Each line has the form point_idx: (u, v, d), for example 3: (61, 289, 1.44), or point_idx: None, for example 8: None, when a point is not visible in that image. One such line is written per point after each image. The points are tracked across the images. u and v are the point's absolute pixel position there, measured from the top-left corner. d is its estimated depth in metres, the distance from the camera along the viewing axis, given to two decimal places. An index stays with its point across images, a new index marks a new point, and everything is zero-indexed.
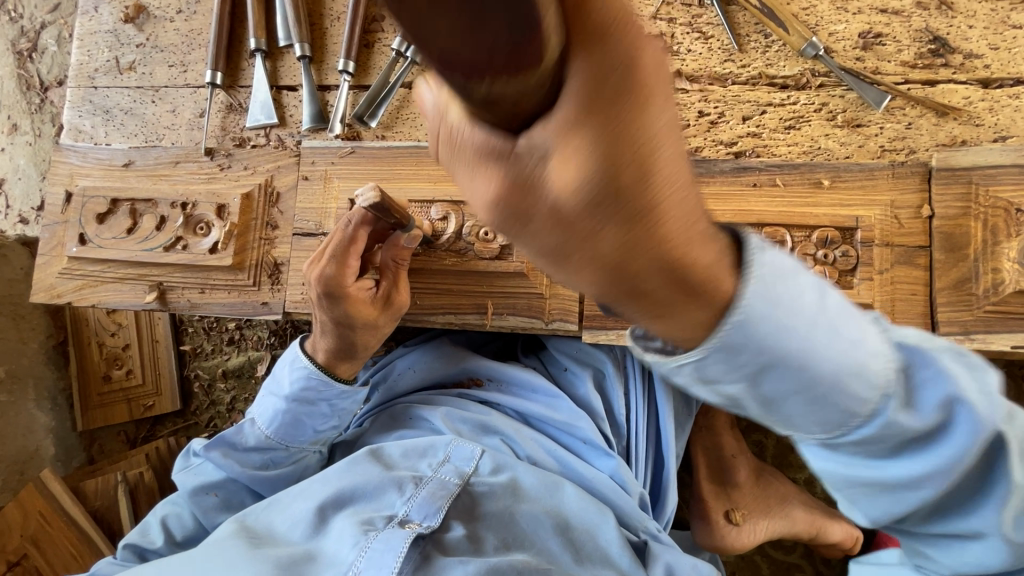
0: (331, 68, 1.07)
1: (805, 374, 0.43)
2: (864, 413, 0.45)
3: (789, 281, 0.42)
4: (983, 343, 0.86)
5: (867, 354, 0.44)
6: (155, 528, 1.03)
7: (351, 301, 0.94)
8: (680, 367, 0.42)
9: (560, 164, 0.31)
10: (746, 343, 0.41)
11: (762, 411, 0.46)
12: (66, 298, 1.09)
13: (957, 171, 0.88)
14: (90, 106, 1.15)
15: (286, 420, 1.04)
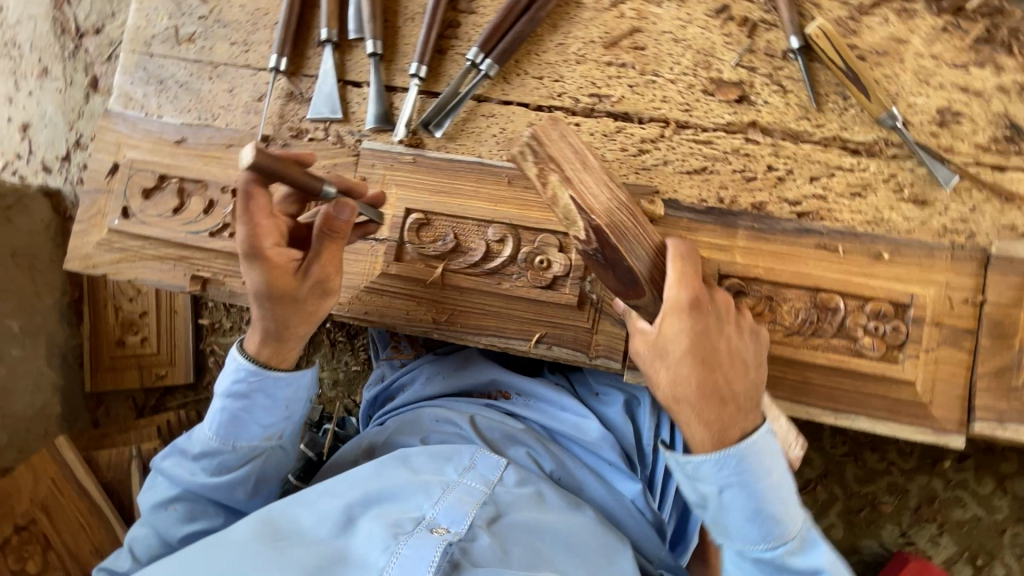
0: (401, 70, 1.06)
1: (755, 501, 0.78)
2: (778, 543, 0.78)
3: (774, 458, 0.79)
4: (1015, 432, 0.88)
5: (795, 515, 0.79)
6: (121, 553, 0.92)
7: (260, 266, 0.84)
8: (686, 462, 0.79)
9: (674, 328, 0.80)
10: (734, 471, 0.78)
11: (715, 513, 0.80)
12: (101, 270, 1.07)
13: (1015, 262, 0.90)
14: (144, 74, 1.12)
15: (232, 420, 0.90)
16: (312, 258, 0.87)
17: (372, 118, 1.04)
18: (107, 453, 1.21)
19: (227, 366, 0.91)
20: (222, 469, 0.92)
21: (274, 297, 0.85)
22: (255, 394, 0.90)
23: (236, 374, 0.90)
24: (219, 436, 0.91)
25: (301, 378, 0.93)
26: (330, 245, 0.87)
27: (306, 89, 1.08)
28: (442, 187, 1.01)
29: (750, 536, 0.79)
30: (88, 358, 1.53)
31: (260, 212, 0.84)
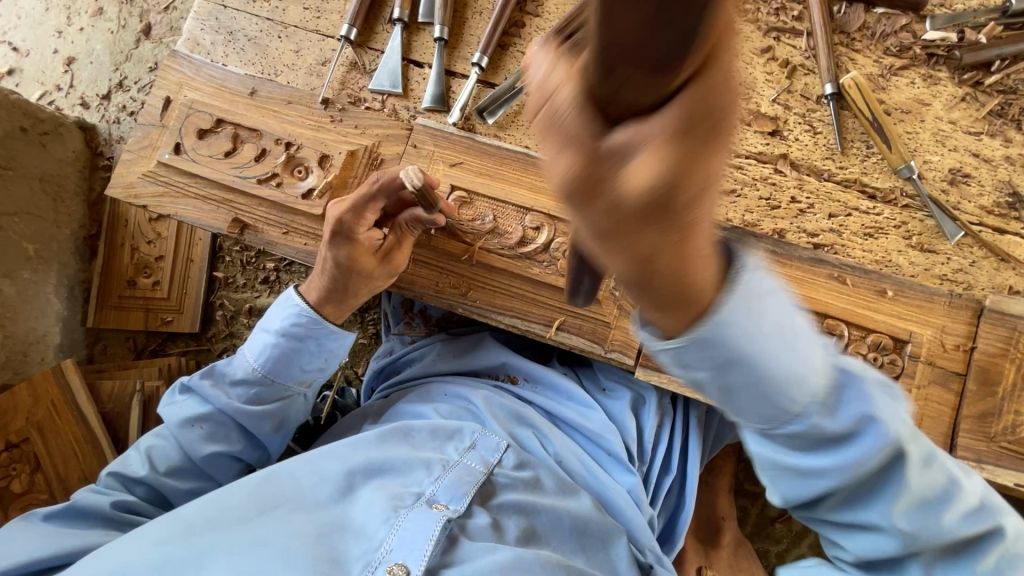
0: (463, 58, 1.12)
1: (758, 371, 0.52)
2: (794, 411, 0.56)
3: (772, 294, 0.51)
4: (991, 473, 0.94)
5: (812, 369, 0.54)
6: (138, 457, 0.99)
7: (356, 245, 0.99)
8: (663, 349, 0.50)
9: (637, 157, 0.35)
10: (719, 339, 0.49)
11: (716, 394, 0.55)
12: (142, 201, 1.10)
13: (1006, 316, 0.97)
14: (215, 23, 1.16)
15: (279, 358, 1.02)
16: (392, 244, 1.03)
17: (429, 98, 1.09)
18: (110, 383, 1.22)
19: (287, 309, 1.03)
20: (255, 399, 1.03)
21: (356, 270, 1.00)
22: (307, 339, 1.03)
23: (296, 318, 1.02)
24: (263, 369, 1.02)
25: (346, 338, 1.06)
26: (408, 236, 1.04)
27: (370, 62, 1.13)
28: (487, 172, 1.06)
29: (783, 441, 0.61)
30: (95, 293, 1.53)
31: (368, 202, 0.99)
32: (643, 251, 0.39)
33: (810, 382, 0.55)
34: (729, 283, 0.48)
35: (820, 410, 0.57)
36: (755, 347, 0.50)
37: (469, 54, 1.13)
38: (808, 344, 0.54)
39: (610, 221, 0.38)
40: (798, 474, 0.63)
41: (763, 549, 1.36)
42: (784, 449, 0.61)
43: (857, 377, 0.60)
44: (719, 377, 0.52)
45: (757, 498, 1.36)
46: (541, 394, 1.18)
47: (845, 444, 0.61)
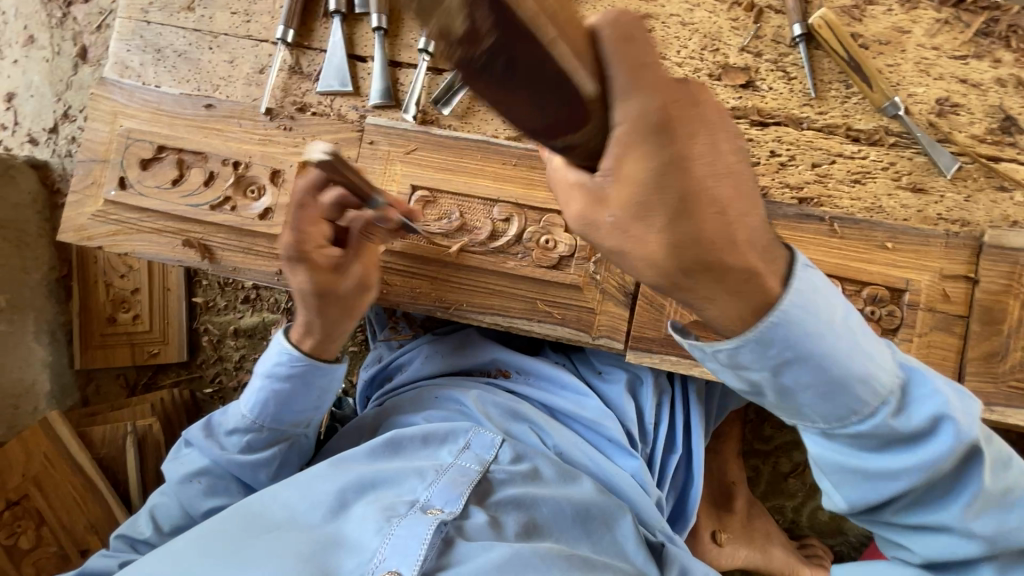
0: (407, 45, 1.05)
1: (823, 369, 0.64)
2: (863, 412, 0.67)
3: (820, 291, 0.64)
4: (1000, 415, 0.91)
5: (877, 367, 0.67)
6: (144, 517, 0.99)
7: (315, 268, 0.94)
8: (717, 350, 0.65)
9: (633, 160, 0.51)
10: (775, 339, 0.62)
11: (777, 399, 0.68)
12: (97, 242, 1.05)
13: (1006, 251, 0.92)
14: (141, 42, 1.09)
15: (269, 402, 0.98)
16: (355, 255, 0.96)
17: (377, 94, 1.03)
18: (101, 427, 1.19)
19: (274, 350, 0.99)
20: (251, 446, 1.01)
21: (324, 293, 0.95)
22: (294, 379, 0.98)
23: (280, 358, 0.98)
24: (253, 415, 0.99)
25: (334, 371, 1.01)
26: (368, 243, 0.97)
27: (310, 63, 1.06)
28: (447, 167, 1.00)
29: (823, 415, 0.68)
30: (77, 334, 1.50)
31: (309, 217, 0.92)
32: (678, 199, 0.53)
33: (884, 381, 0.67)
34: (777, 308, 0.62)
35: (889, 409, 0.67)
36: (813, 351, 0.64)
37: (413, 40, 1.05)
38: (874, 346, 0.67)
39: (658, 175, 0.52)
40: (863, 476, 0.71)
41: (777, 505, 1.36)
42: (845, 447, 0.70)
43: (928, 379, 0.69)
44: (778, 375, 0.65)
45: (767, 457, 1.35)
46: (534, 387, 1.15)
47: (916, 444, 0.69)
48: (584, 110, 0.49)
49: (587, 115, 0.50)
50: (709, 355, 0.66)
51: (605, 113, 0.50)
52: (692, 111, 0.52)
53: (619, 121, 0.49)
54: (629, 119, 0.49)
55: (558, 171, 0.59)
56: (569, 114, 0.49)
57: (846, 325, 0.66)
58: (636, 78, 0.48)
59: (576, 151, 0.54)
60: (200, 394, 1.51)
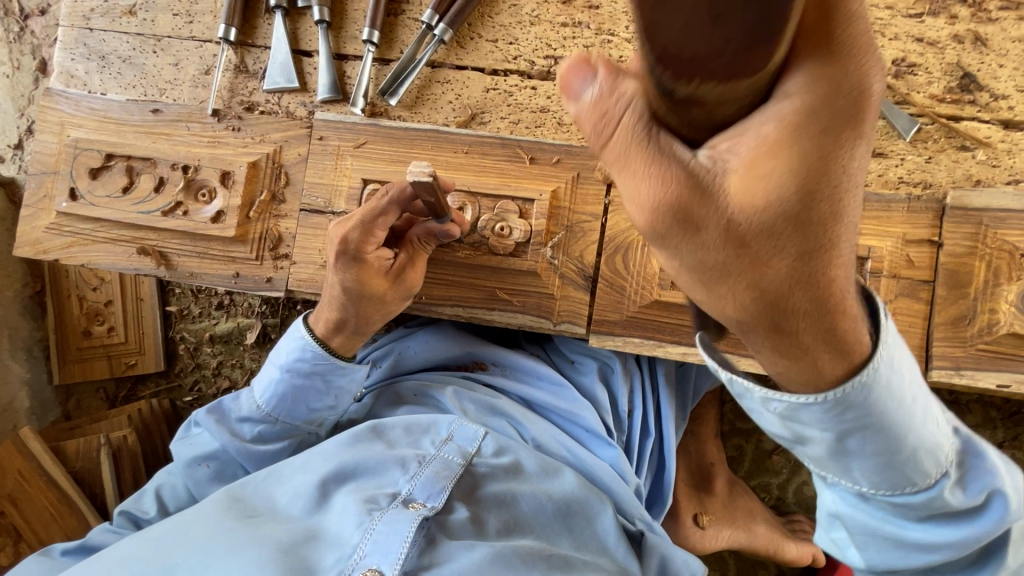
0: (352, 37, 1.03)
1: (896, 438, 0.59)
2: (923, 483, 0.62)
3: (902, 353, 0.58)
4: (971, 379, 0.89)
5: (943, 438, 0.62)
6: (148, 496, 1.02)
7: (366, 268, 0.92)
8: (772, 402, 0.57)
9: (742, 183, 0.46)
10: (861, 402, 0.56)
11: (832, 455, 0.61)
12: (53, 255, 1.04)
13: (969, 211, 0.90)
14: (85, 50, 1.07)
15: (286, 395, 0.99)
16: (405, 262, 0.95)
17: (324, 88, 1.02)
18: (75, 441, 1.21)
19: (295, 343, 0.99)
20: (260, 437, 1.03)
21: (367, 296, 0.93)
22: (316, 375, 0.99)
23: (302, 353, 0.98)
24: (269, 407, 1.00)
25: (355, 373, 1.01)
26: (422, 252, 0.96)
27: (255, 62, 1.05)
28: (397, 158, 0.98)
29: (879, 482, 0.62)
30: (54, 350, 1.50)
31: (378, 218, 0.90)
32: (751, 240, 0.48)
33: (941, 456, 0.62)
34: (853, 379, 0.55)
35: (948, 483, 0.62)
36: (874, 420, 0.57)
37: (358, 32, 1.04)
38: (939, 422, 0.62)
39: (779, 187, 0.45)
40: (893, 544, 0.67)
41: (763, 483, 1.34)
42: (882, 512, 0.65)
43: (986, 457, 0.64)
44: (849, 439, 0.58)
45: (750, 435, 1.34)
46: (511, 380, 1.12)
47: (961, 521, 0.65)
48: (763, 59, 0.35)
49: (761, 65, 0.36)
50: (766, 407, 0.59)
51: (748, 95, 0.40)
52: (857, 125, 0.45)
53: (789, 94, 0.43)
54: (783, 107, 0.43)
55: (605, 104, 0.48)
56: (738, 52, 0.34)
57: (925, 395, 0.61)
58: (812, 50, 0.43)
59: (697, 110, 0.41)
60: (180, 403, 1.50)
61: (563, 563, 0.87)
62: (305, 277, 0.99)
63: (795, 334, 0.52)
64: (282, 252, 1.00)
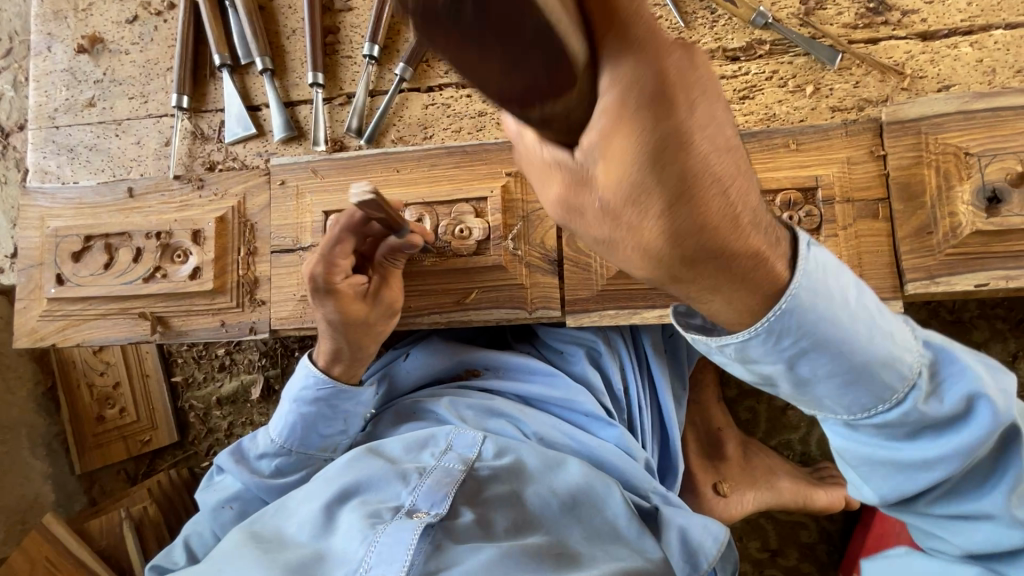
0: (295, 84, 1.10)
1: (843, 356, 0.59)
2: (892, 398, 0.61)
3: (833, 272, 0.58)
4: (949, 285, 0.89)
5: (901, 350, 0.61)
6: (178, 548, 1.04)
7: (342, 299, 0.95)
8: (722, 346, 0.59)
9: (609, 172, 0.46)
10: (786, 328, 0.57)
11: (795, 390, 0.62)
12: (49, 340, 1.08)
13: (906, 123, 0.91)
14: (55, 146, 1.15)
15: (297, 425, 1.04)
16: (378, 283, 0.98)
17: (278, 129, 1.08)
18: (96, 521, 1.33)
19: (300, 373, 1.04)
20: (281, 470, 1.07)
21: (351, 324, 0.97)
22: (320, 401, 1.03)
23: (307, 381, 1.03)
24: (283, 440, 1.05)
25: (359, 395, 1.05)
26: (393, 269, 0.98)
27: (209, 125, 1.12)
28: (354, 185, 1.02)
29: (854, 404, 0.62)
30: (72, 441, 1.54)
31: (335, 248, 0.93)
32: (671, 201, 0.47)
33: (908, 363, 0.61)
34: (781, 303, 0.56)
35: (919, 394, 0.61)
36: (827, 332, 0.58)
37: (298, 78, 1.10)
38: (888, 323, 0.61)
39: (645, 178, 0.45)
40: (896, 468, 0.65)
41: (784, 441, 1.32)
42: (873, 439, 0.64)
43: (952, 355, 0.64)
44: (795, 368, 0.59)
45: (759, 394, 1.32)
46: (506, 380, 1.12)
47: (941, 432, 0.64)
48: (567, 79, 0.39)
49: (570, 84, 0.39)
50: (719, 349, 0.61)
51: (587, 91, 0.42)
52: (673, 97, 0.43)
53: (602, 92, 0.42)
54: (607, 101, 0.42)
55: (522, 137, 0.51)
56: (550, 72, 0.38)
57: (864, 305, 0.60)
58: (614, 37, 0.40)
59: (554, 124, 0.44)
60: (198, 470, 1.52)
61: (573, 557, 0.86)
62: (286, 314, 1.03)
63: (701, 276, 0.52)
64: (259, 296, 1.04)
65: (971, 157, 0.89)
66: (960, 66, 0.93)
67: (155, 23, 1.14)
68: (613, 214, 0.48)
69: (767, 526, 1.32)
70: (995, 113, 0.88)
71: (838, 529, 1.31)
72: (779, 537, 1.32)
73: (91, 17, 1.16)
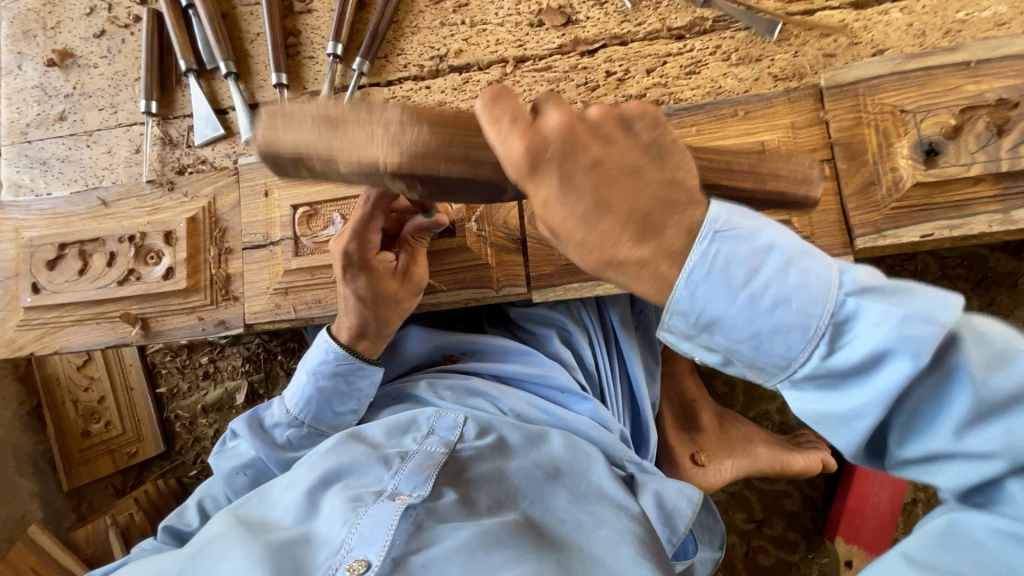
0: (260, 86, 1.13)
1: (749, 314, 0.57)
2: (808, 345, 0.56)
3: (736, 235, 0.57)
4: (895, 238, 0.92)
5: (807, 297, 0.56)
6: (192, 510, 1.07)
7: (373, 274, 0.95)
8: (667, 333, 0.61)
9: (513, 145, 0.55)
10: (692, 297, 0.57)
11: (723, 364, 0.61)
12: (28, 349, 1.10)
13: (844, 87, 0.95)
14: (27, 161, 1.18)
15: (314, 399, 1.05)
16: (407, 262, 0.98)
17: (245, 130, 1.11)
18: (84, 530, 1.36)
19: (319, 348, 1.04)
20: (291, 443, 1.08)
21: (382, 299, 0.97)
22: (338, 376, 1.04)
23: (325, 356, 1.03)
24: (298, 412, 1.07)
25: (374, 374, 1.05)
26: (420, 247, 0.99)
27: (179, 131, 1.15)
28: (321, 179, 1.04)
29: (771, 362, 0.58)
30: (58, 457, 1.54)
31: (367, 225, 0.92)
32: (602, 188, 0.57)
33: (813, 315, 0.56)
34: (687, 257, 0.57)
35: (824, 347, 0.56)
36: (734, 295, 0.57)
37: (263, 80, 1.13)
38: (802, 281, 0.56)
39: (571, 182, 0.56)
40: (840, 418, 0.58)
41: (763, 411, 1.33)
42: (804, 391, 0.59)
43: (867, 302, 0.55)
44: (710, 337, 0.59)
45: None
46: (483, 362, 1.14)
47: (868, 373, 0.55)
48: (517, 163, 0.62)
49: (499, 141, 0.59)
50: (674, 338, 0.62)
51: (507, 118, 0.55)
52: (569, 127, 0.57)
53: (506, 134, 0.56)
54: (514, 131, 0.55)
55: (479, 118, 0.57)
56: None
57: (782, 271, 0.56)
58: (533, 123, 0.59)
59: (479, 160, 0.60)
60: (186, 479, 1.52)
61: (555, 531, 0.86)
62: (260, 308, 1.05)
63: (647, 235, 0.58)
64: (233, 293, 1.06)
65: (907, 115, 0.92)
66: (891, 30, 0.98)
67: (122, 36, 1.18)
68: (569, 184, 0.56)
69: (751, 497, 1.33)
70: (927, 72, 0.92)
71: (822, 495, 1.32)
72: (764, 507, 1.33)
73: (59, 34, 1.20)
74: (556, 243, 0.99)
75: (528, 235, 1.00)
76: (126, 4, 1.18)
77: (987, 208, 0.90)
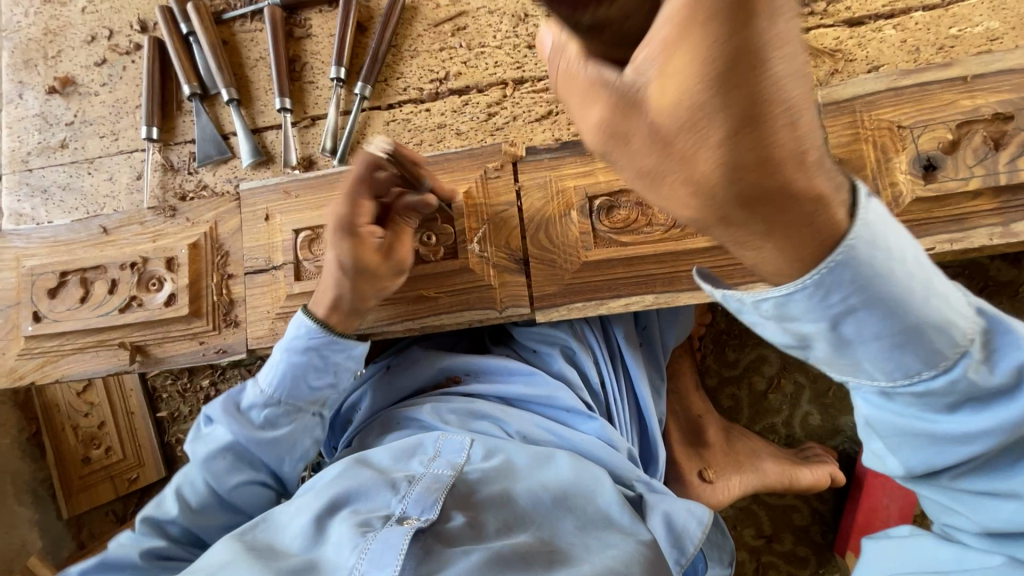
0: (261, 111, 1.14)
1: (890, 315, 0.52)
2: (942, 364, 0.55)
3: (891, 229, 0.51)
4: None
5: (946, 313, 0.54)
6: (167, 496, 1.00)
7: (359, 246, 0.94)
8: (761, 302, 0.54)
9: (662, 85, 0.43)
10: (838, 282, 0.50)
11: (833, 351, 0.55)
12: (29, 378, 1.09)
13: (841, 103, 0.96)
14: (28, 189, 1.18)
15: (285, 376, 0.99)
16: (392, 239, 0.98)
17: (246, 155, 1.11)
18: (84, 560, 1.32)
19: (293, 323, 0.98)
20: (270, 422, 1.01)
21: (363, 271, 0.94)
22: (312, 352, 0.98)
23: (299, 331, 0.97)
24: (272, 388, 1.00)
25: (352, 350, 1.00)
26: (408, 227, 1.00)
27: (180, 156, 1.15)
28: (322, 203, 1.04)
29: (894, 372, 0.56)
30: (58, 485, 1.53)
31: (361, 192, 0.94)
32: (746, 118, 0.41)
33: (958, 333, 0.55)
34: (837, 250, 0.49)
35: (969, 361, 0.56)
36: (880, 291, 0.51)
37: (265, 106, 1.14)
38: (944, 287, 0.55)
39: (716, 103, 0.41)
40: (933, 438, 0.60)
41: (769, 425, 1.33)
42: (906, 407, 0.59)
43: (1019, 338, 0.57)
44: (838, 327, 0.53)
45: (740, 381, 1.33)
46: (486, 383, 1.14)
47: (991, 402, 0.59)
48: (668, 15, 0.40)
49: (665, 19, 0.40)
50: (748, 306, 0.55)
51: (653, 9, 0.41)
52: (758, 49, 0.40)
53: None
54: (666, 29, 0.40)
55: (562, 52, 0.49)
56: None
57: (909, 272, 0.52)
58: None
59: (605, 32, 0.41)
60: None
61: (565, 554, 0.85)
62: (263, 333, 1.05)
63: (770, 212, 0.45)
64: (235, 318, 1.06)
65: (905, 130, 0.93)
66: (885, 47, 0.99)
67: (123, 64, 1.19)
68: (661, 140, 0.45)
69: (759, 512, 1.32)
70: (923, 88, 0.93)
71: (830, 508, 1.31)
72: (772, 522, 1.32)
73: (60, 62, 1.20)
74: (560, 263, 0.99)
75: (530, 255, 1.00)
76: (126, 32, 1.19)
77: (987, 221, 0.90)
